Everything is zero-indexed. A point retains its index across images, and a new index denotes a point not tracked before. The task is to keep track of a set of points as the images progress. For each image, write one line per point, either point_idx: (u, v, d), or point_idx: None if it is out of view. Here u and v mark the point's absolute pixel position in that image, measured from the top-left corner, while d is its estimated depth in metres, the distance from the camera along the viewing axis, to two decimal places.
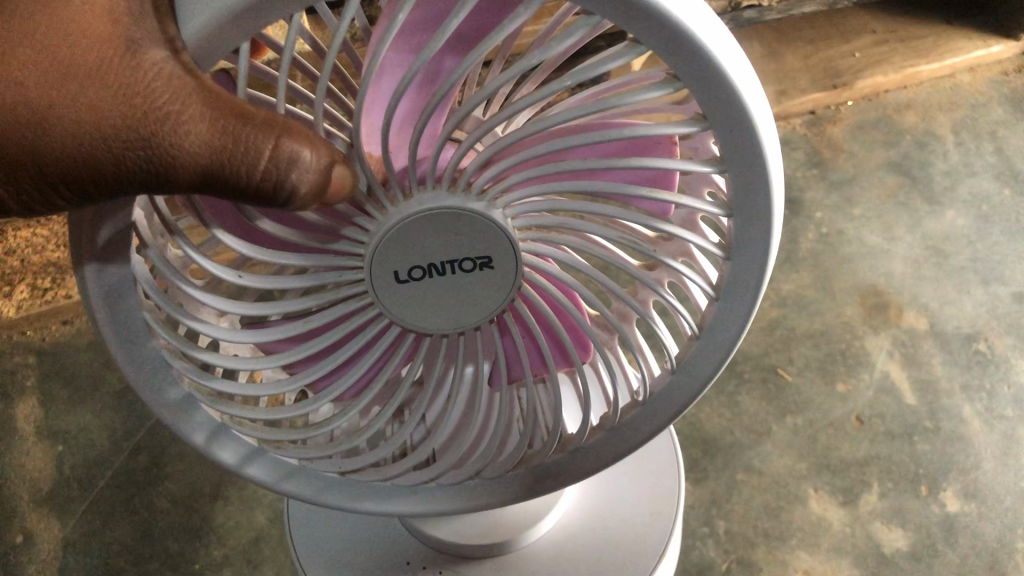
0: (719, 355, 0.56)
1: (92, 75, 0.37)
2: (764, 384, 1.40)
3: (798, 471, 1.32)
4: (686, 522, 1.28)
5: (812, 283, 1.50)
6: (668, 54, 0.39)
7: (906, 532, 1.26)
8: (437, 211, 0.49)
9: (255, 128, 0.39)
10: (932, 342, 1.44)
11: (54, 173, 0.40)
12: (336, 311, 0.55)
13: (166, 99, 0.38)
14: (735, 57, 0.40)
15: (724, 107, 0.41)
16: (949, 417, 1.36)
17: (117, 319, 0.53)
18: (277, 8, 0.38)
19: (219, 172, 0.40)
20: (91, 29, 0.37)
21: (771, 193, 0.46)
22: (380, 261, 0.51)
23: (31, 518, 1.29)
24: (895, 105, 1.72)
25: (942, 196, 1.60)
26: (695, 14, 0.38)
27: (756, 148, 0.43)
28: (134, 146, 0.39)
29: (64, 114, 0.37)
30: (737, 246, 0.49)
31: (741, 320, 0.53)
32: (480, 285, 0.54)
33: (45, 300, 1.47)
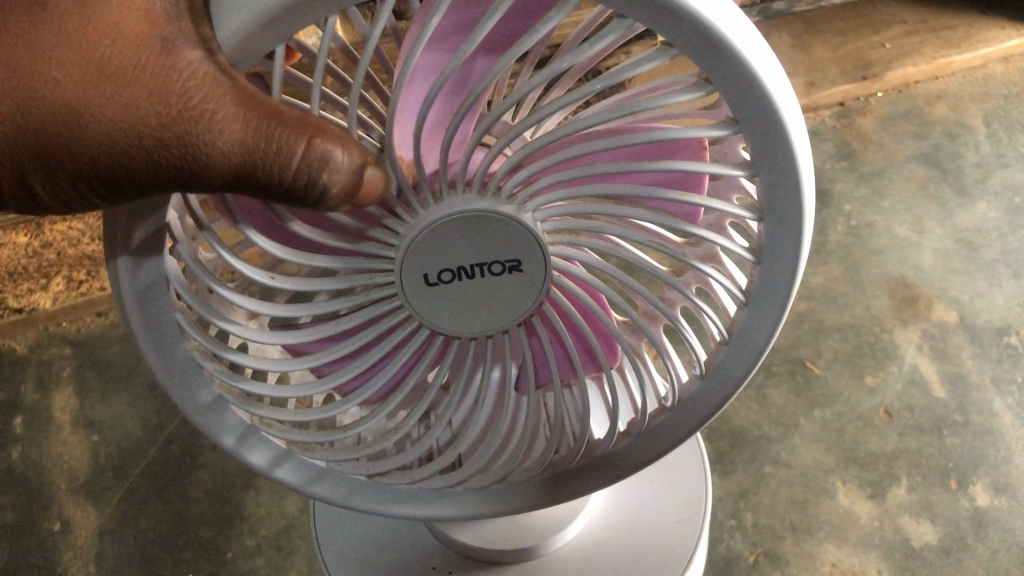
0: (748, 358, 0.56)
1: (127, 74, 0.38)
2: (792, 376, 1.40)
3: (826, 465, 1.31)
4: (713, 514, 1.29)
5: (840, 275, 1.50)
6: (699, 57, 0.40)
7: (935, 526, 1.26)
8: (466, 214, 0.50)
9: (288, 127, 0.40)
10: (963, 336, 1.43)
11: (92, 172, 0.41)
12: (369, 311, 0.56)
13: (200, 99, 0.39)
14: (766, 62, 0.41)
15: (757, 111, 0.42)
16: (979, 411, 1.36)
17: (149, 319, 0.54)
18: (312, 13, 0.39)
19: (252, 172, 0.41)
20: (128, 30, 0.38)
21: (802, 198, 0.46)
22: (410, 264, 0.52)
23: (68, 506, 1.32)
24: (927, 96, 1.70)
25: (974, 188, 1.59)
26: (728, 18, 0.38)
27: (788, 152, 0.44)
28: (168, 145, 0.39)
29: (99, 113, 0.38)
30: (768, 248, 0.49)
31: (770, 325, 0.54)
32: (509, 288, 0.54)
33: (80, 293, 1.50)
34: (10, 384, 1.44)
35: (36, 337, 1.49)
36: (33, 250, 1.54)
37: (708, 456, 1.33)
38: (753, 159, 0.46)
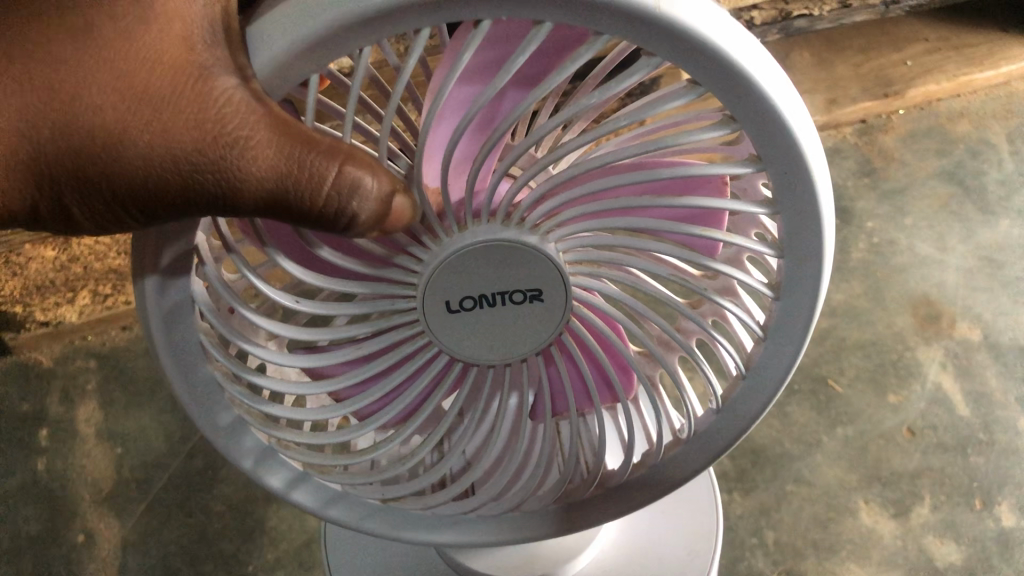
0: (766, 393, 0.57)
1: (163, 100, 0.39)
2: (814, 394, 1.38)
3: (848, 483, 1.30)
4: (735, 532, 1.28)
5: (862, 292, 1.49)
6: (724, 94, 0.40)
7: (960, 547, 1.25)
8: (488, 241, 0.50)
9: (320, 155, 0.41)
10: (986, 354, 1.42)
11: (127, 194, 0.42)
12: (392, 335, 0.56)
13: (235, 124, 0.39)
14: (792, 102, 0.41)
15: (782, 148, 0.42)
16: (1004, 430, 1.34)
17: (174, 340, 0.55)
18: (343, 45, 0.39)
19: (284, 200, 0.41)
20: (164, 54, 0.39)
21: (822, 237, 0.47)
22: (433, 291, 0.52)
23: (92, 518, 1.33)
24: (949, 114, 1.70)
25: (997, 206, 1.58)
26: (753, 56, 0.39)
27: (809, 189, 0.44)
28: (201, 170, 0.40)
29: (134, 137, 0.39)
30: (789, 286, 0.50)
31: (789, 360, 0.54)
32: (530, 317, 0.55)
33: (105, 306, 1.49)
34: (36, 396, 1.45)
35: (62, 350, 1.50)
36: (60, 263, 1.52)
37: (730, 473, 1.32)
38: (775, 198, 0.46)
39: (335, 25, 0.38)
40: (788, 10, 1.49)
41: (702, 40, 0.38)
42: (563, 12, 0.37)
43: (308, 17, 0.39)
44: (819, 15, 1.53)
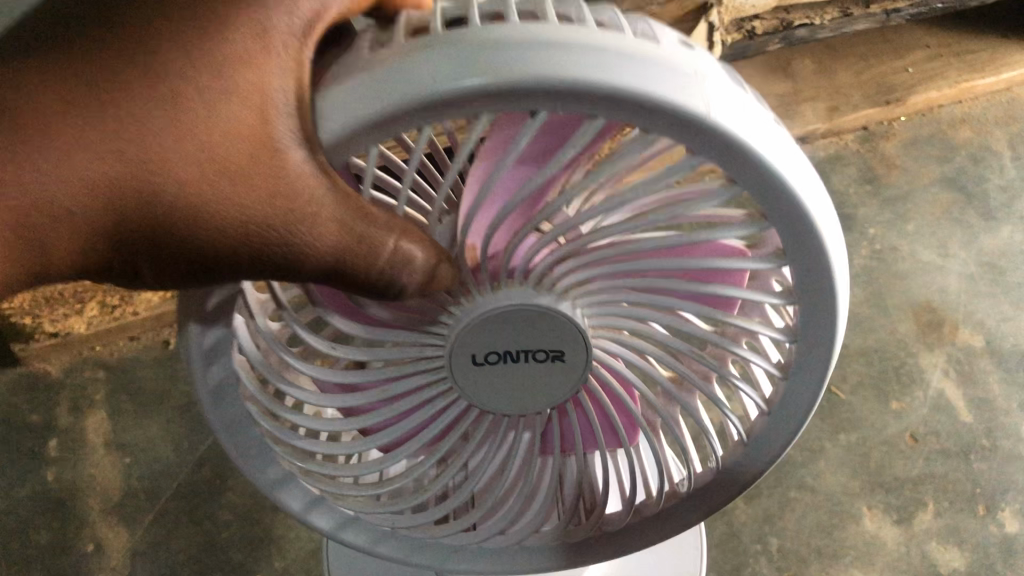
0: (780, 442, 0.59)
1: (240, 181, 0.42)
2: (817, 401, 1.39)
3: (852, 489, 1.31)
4: (739, 538, 1.28)
5: (865, 300, 1.49)
6: (756, 195, 0.45)
7: (963, 552, 1.26)
8: (524, 307, 0.53)
9: (378, 229, 0.45)
10: (989, 360, 1.43)
11: (192, 257, 0.45)
12: (417, 382, 0.59)
13: (307, 207, 0.43)
14: (818, 208, 0.47)
15: (803, 249, 0.48)
16: (1007, 436, 1.35)
17: (214, 374, 0.57)
18: (413, 125, 0.43)
19: (347, 265, 0.46)
20: (242, 135, 0.41)
21: (834, 325, 0.52)
22: (461, 343, 0.55)
23: (101, 528, 1.34)
24: (950, 120, 1.70)
25: (999, 212, 1.59)
26: (790, 168, 0.44)
27: (826, 285, 0.49)
28: (269, 242, 0.44)
29: (211, 212, 0.43)
30: (801, 364, 0.54)
31: (797, 422, 0.58)
32: (550, 377, 0.57)
33: (112, 318, 1.50)
34: (44, 407, 1.46)
35: (72, 359, 1.51)
36: None
37: None
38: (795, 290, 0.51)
39: (404, 109, 0.41)
40: (789, 20, 1.50)
41: (743, 147, 0.43)
42: (611, 108, 0.42)
43: (380, 94, 0.41)
44: (820, 24, 1.53)
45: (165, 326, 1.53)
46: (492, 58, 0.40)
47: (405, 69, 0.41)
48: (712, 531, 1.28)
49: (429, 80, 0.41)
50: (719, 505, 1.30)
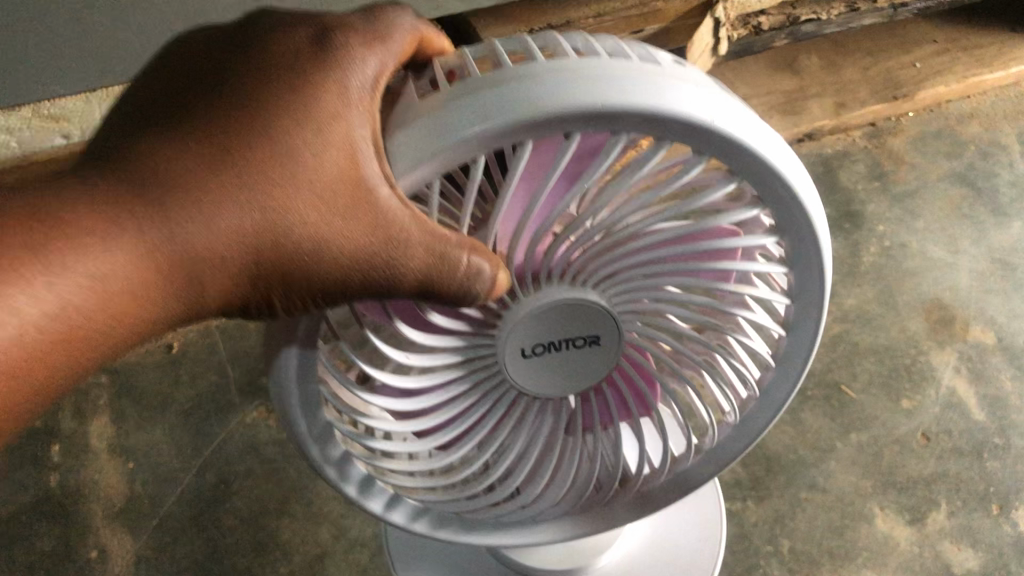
0: (806, 352, 0.66)
1: (343, 218, 0.52)
2: (827, 400, 1.37)
3: (863, 489, 1.29)
4: (750, 540, 1.25)
5: (874, 298, 1.47)
6: (726, 157, 0.54)
7: (977, 552, 1.24)
8: (563, 300, 0.61)
9: (456, 247, 0.53)
10: (1001, 357, 1.42)
11: (312, 287, 0.55)
12: (477, 390, 0.67)
13: (398, 231, 0.53)
14: (780, 154, 0.55)
15: (777, 188, 0.56)
16: (1019, 434, 1.34)
17: (303, 361, 0.63)
18: (468, 152, 0.51)
19: (430, 283, 0.55)
20: (339, 182, 0.51)
21: (819, 245, 0.60)
22: (513, 338, 0.63)
23: (105, 534, 1.33)
24: (958, 116, 1.69)
25: (1009, 208, 1.58)
26: (745, 129, 0.53)
27: (802, 212, 0.58)
28: (373, 265, 0.54)
29: (326, 247, 0.53)
30: (800, 282, 0.62)
31: (813, 327, 0.65)
32: (589, 356, 0.65)
33: None
34: (47, 412, 1.45)
35: None
36: None
37: (744, 481, 1.30)
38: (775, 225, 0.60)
39: (466, 142, 0.51)
40: (796, 16, 1.49)
41: (705, 124, 0.52)
42: (592, 124, 0.51)
43: (440, 138, 0.51)
44: (826, 19, 1.51)
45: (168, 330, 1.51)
46: (532, 91, 0.50)
47: (461, 108, 0.51)
48: (722, 533, 1.25)
49: (482, 116, 0.50)
50: (729, 506, 1.28)
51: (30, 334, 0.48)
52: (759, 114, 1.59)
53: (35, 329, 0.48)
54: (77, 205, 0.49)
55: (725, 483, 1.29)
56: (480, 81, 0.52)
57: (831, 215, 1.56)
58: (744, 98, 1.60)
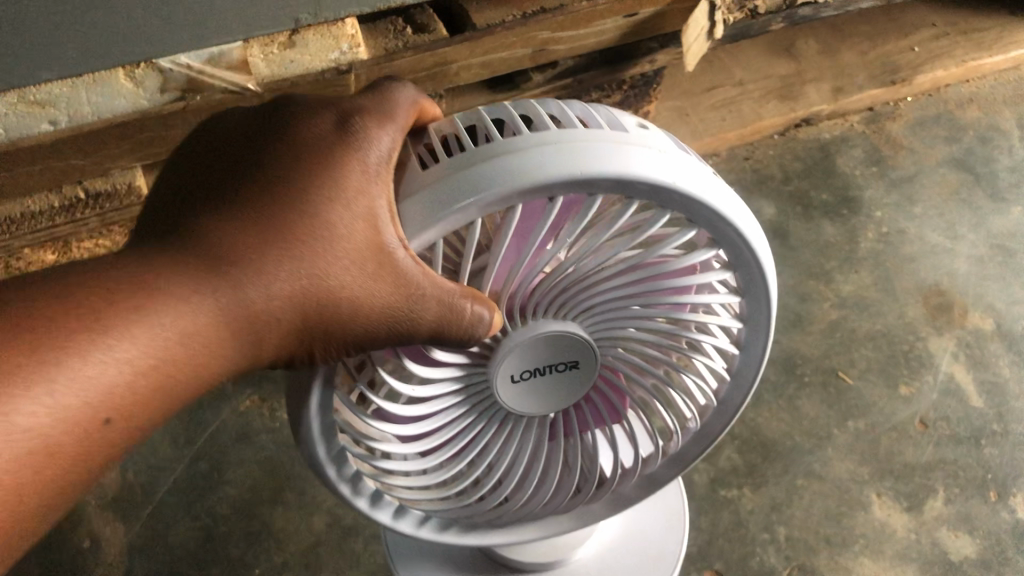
0: (756, 362, 0.69)
1: (364, 276, 0.54)
2: (824, 387, 1.36)
3: (860, 476, 1.28)
4: (746, 527, 1.23)
5: (871, 284, 1.46)
6: (684, 209, 0.57)
7: (975, 539, 1.24)
8: (550, 333, 0.62)
9: (464, 298, 0.55)
10: (999, 344, 1.41)
11: (333, 346, 0.57)
12: (481, 409, 0.67)
13: (414, 287, 0.55)
14: (733, 205, 0.59)
15: (729, 237, 0.60)
16: (1017, 421, 1.34)
17: (323, 395, 0.63)
18: (473, 211, 0.54)
19: (444, 332, 0.56)
20: (361, 243, 0.54)
21: (768, 283, 0.63)
22: (502, 368, 0.63)
23: (96, 523, 1.31)
24: (957, 101, 1.68)
25: (1008, 193, 1.57)
26: (702, 185, 0.57)
27: (754, 258, 0.61)
28: (390, 320, 0.56)
29: (350, 305, 0.55)
30: (752, 312, 0.66)
31: (761, 346, 0.68)
32: (569, 381, 0.66)
33: None
34: None
35: None
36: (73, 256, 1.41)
37: (740, 468, 1.28)
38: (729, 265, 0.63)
39: (465, 206, 0.53)
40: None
41: (667, 184, 0.55)
42: (566, 188, 0.54)
43: (447, 201, 0.54)
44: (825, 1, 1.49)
45: None
46: (513, 163, 0.53)
47: (453, 179, 0.54)
48: (718, 520, 1.24)
49: (475, 187, 0.53)
50: (725, 494, 1.26)
51: (90, 400, 0.47)
52: (755, 99, 1.57)
53: (96, 395, 0.47)
54: (123, 274, 0.50)
55: (721, 471, 1.28)
56: (471, 156, 0.55)
57: (829, 200, 1.54)
58: (740, 83, 1.59)
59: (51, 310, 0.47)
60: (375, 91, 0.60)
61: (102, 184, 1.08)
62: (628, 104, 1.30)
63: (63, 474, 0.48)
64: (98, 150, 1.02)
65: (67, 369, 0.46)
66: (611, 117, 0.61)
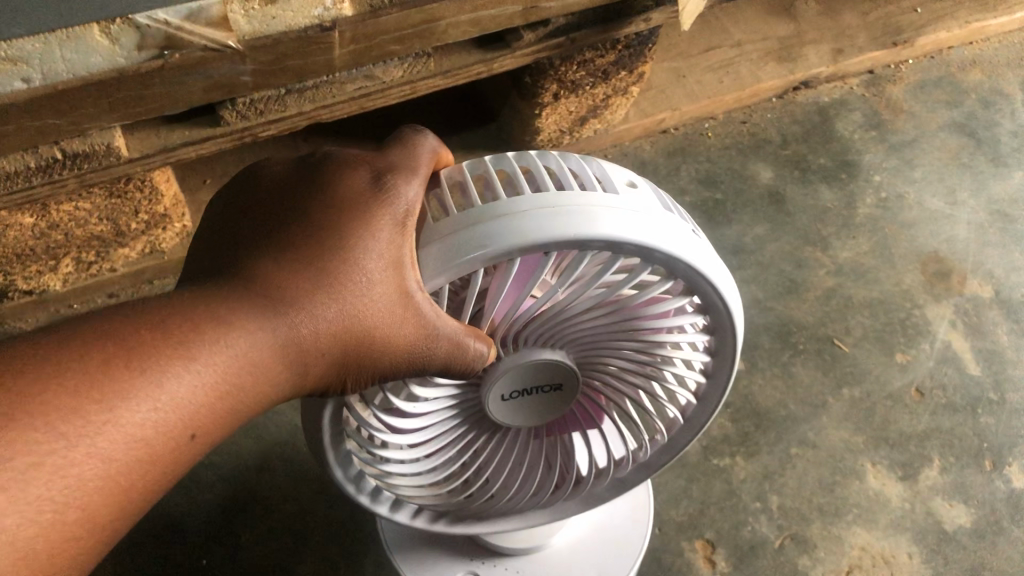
0: (725, 372, 0.73)
1: (391, 321, 0.58)
2: (819, 355, 1.33)
3: (855, 445, 1.26)
4: (739, 496, 1.22)
5: (869, 250, 1.43)
6: (664, 264, 0.62)
7: (969, 509, 1.23)
8: (537, 361, 0.68)
9: (475, 340, 0.60)
10: (998, 311, 1.39)
11: (356, 380, 0.60)
12: (467, 426, 0.74)
13: (433, 331, 0.59)
14: (708, 261, 0.64)
15: (703, 289, 0.65)
16: (1014, 389, 1.32)
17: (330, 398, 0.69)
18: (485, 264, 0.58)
19: (452, 368, 0.61)
20: (390, 291, 0.57)
21: (735, 324, 0.69)
22: (494, 388, 0.69)
23: None
24: (960, 63, 1.65)
25: (1009, 157, 1.55)
26: (680, 245, 0.61)
27: (723, 305, 0.67)
28: (410, 359, 0.60)
29: (377, 347, 0.58)
30: (720, 341, 0.71)
31: (728, 364, 0.72)
32: (553, 399, 0.72)
33: (89, 274, 1.27)
34: None
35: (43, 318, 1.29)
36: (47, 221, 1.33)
37: (733, 437, 1.26)
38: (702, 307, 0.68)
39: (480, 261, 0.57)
40: None
41: (649, 246, 0.60)
42: (560, 246, 0.58)
43: (461, 257, 0.57)
44: None
45: (144, 283, 1.32)
46: (518, 225, 0.57)
47: (462, 236, 0.58)
48: (709, 488, 1.22)
49: (484, 246, 0.57)
50: (717, 462, 1.24)
51: (165, 426, 0.50)
52: (754, 60, 1.53)
53: (169, 421, 0.50)
54: (189, 312, 0.53)
55: (713, 439, 1.25)
56: (476, 212, 0.58)
57: (827, 165, 1.51)
58: (739, 44, 1.55)
59: (133, 340, 0.50)
60: (397, 142, 0.64)
61: (79, 145, 1.01)
62: (622, 65, 1.27)
63: (132, 496, 0.50)
64: (76, 109, 0.94)
65: (149, 397, 0.49)
66: (601, 174, 0.65)
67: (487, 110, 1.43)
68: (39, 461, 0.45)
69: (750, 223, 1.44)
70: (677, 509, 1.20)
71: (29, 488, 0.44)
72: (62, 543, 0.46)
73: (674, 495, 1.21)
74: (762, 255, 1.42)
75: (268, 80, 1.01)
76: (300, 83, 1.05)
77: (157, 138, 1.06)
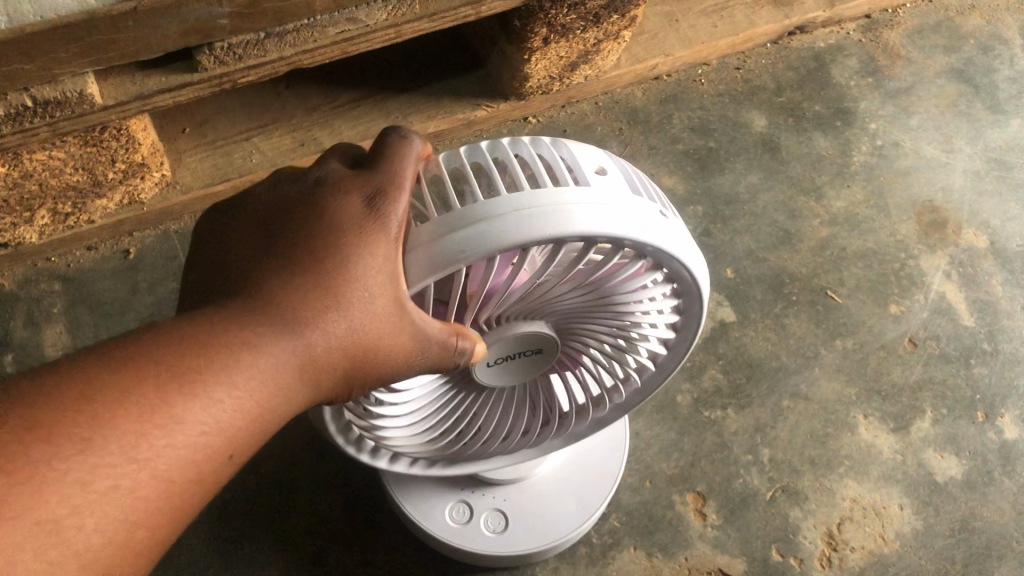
0: (692, 328, 0.73)
1: (386, 332, 0.59)
2: (813, 306, 1.32)
3: (847, 397, 1.25)
4: (730, 448, 1.20)
5: (864, 200, 1.41)
6: (634, 248, 0.62)
7: (961, 460, 1.22)
8: (521, 333, 0.67)
9: (463, 338, 0.62)
10: (993, 261, 1.38)
11: (353, 389, 0.62)
12: (458, 380, 0.73)
13: (426, 337, 0.61)
14: (677, 241, 0.63)
15: (672, 265, 0.65)
16: (1008, 340, 1.31)
17: None
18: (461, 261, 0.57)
19: (443, 366, 0.63)
20: (386, 305, 0.59)
21: (701, 293, 0.69)
22: (477, 357, 0.68)
23: None
24: (959, 7, 1.61)
25: (1007, 104, 1.52)
26: (650, 231, 0.61)
27: (692, 278, 0.66)
28: (403, 365, 0.61)
29: (374, 357, 0.60)
30: (688, 303, 0.71)
31: (695, 320, 0.72)
32: (534, 365, 0.72)
33: (68, 226, 1.23)
34: None
35: (22, 272, 1.26)
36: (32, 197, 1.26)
37: (724, 389, 1.24)
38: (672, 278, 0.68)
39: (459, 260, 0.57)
40: None
41: (621, 236, 0.59)
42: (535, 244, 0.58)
43: (441, 259, 0.57)
44: None
45: (124, 235, 1.29)
46: (493, 230, 0.57)
47: (441, 242, 0.57)
48: (701, 441, 1.20)
49: (462, 251, 0.57)
50: (709, 415, 1.22)
51: (195, 452, 0.52)
52: (748, 4, 1.49)
53: (188, 454, 0.52)
54: (208, 333, 0.54)
55: (704, 391, 1.24)
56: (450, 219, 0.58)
57: (822, 112, 1.48)
58: None
59: (147, 382, 0.51)
60: (383, 153, 0.62)
61: (50, 92, 0.96)
62: (614, 9, 1.23)
63: (167, 521, 0.52)
64: (46, 55, 0.90)
65: (186, 423, 0.51)
66: (573, 158, 0.64)
67: (474, 55, 1.38)
68: (113, 482, 0.48)
69: (743, 172, 1.41)
70: (668, 462, 1.19)
71: (97, 510, 0.48)
72: (127, 554, 0.50)
73: (665, 448, 1.20)
74: (755, 205, 1.39)
75: (246, 23, 0.97)
76: (279, 26, 1.01)
77: (132, 84, 1.02)
